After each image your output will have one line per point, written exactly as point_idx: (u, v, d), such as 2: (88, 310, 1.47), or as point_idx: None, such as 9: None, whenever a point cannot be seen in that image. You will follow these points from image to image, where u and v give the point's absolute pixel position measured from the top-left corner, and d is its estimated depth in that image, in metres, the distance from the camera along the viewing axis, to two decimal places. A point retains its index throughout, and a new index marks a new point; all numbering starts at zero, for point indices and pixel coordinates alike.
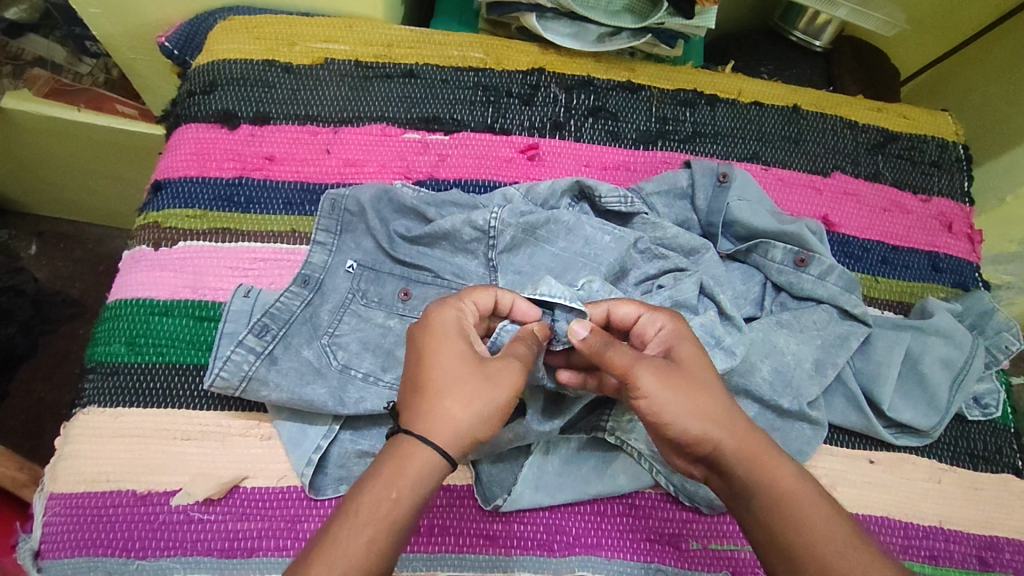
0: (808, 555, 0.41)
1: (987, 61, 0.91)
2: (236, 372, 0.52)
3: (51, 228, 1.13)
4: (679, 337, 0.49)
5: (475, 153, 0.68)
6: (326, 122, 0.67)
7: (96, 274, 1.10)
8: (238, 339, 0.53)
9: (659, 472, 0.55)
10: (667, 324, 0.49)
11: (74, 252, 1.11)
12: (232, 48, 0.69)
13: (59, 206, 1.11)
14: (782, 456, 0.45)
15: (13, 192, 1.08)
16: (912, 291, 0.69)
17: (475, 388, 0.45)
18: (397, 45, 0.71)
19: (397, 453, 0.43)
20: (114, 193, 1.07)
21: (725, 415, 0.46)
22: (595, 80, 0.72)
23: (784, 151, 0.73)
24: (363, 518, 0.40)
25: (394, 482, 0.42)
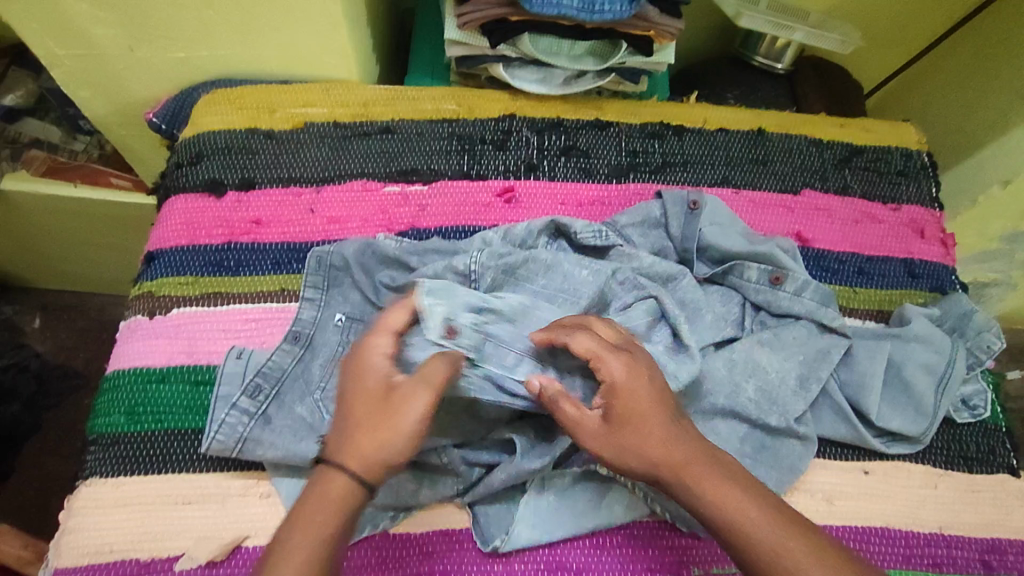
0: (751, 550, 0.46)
1: (944, 68, 0.95)
2: (231, 434, 0.53)
3: (54, 300, 1.16)
4: (625, 386, 0.49)
5: (454, 200, 0.70)
6: (308, 183, 0.70)
7: (99, 342, 1.12)
8: (232, 402, 0.55)
9: (655, 500, 0.56)
10: (615, 372, 0.50)
11: (76, 323, 1.14)
12: (216, 120, 0.72)
13: (60, 278, 1.14)
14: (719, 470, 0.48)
15: (16, 269, 1.11)
16: (891, 299, 0.71)
17: (381, 421, 0.48)
18: (373, 104, 0.74)
19: (320, 479, 0.47)
20: (113, 261, 1.10)
21: (662, 440, 0.49)
22: (565, 121, 0.76)
23: (752, 173, 0.75)
24: (293, 543, 0.45)
25: (318, 505, 0.46)
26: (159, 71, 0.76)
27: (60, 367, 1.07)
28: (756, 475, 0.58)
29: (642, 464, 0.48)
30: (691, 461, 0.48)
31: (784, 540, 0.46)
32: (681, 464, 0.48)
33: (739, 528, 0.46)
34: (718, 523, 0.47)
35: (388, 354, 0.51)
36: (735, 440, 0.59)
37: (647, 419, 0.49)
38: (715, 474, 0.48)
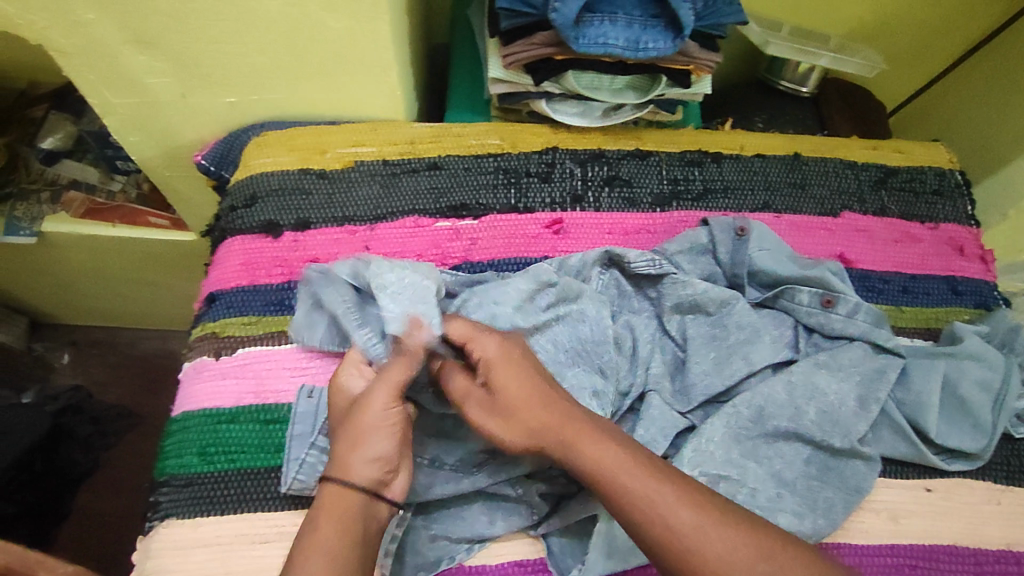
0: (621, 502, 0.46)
1: (966, 88, 0.98)
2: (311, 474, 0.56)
3: (84, 336, 1.17)
4: (497, 360, 0.53)
5: (504, 233, 0.72)
6: (362, 221, 0.71)
7: (130, 376, 1.13)
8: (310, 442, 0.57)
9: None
10: (489, 349, 0.54)
11: (107, 358, 1.15)
12: (269, 162, 0.74)
13: (91, 314, 1.15)
14: (603, 437, 0.49)
15: (49, 308, 1.13)
16: (937, 317, 0.72)
17: (366, 437, 0.50)
18: (420, 141, 0.76)
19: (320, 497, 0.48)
20: (143, 296, 1.11)
21: (527, 401, 0.51)
22: (607, 152, 0.78)
23: (791, 197, 0.77)
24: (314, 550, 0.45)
25: (327, 518, 0.47)
26: (207, 115, 0.78)
27: (112, 408, 1.08)
28: (824, 496, 0.58)
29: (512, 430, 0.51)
30: (563, 424, 0.50)
31: (654, 492, 0.46)
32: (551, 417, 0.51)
33: (611, 481, 0.47)
34: (602, 484, 0.47)
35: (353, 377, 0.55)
36: (799, 461, 0.59)
37: (514, 388, 0.52)
38: (589, 436, 0.49)
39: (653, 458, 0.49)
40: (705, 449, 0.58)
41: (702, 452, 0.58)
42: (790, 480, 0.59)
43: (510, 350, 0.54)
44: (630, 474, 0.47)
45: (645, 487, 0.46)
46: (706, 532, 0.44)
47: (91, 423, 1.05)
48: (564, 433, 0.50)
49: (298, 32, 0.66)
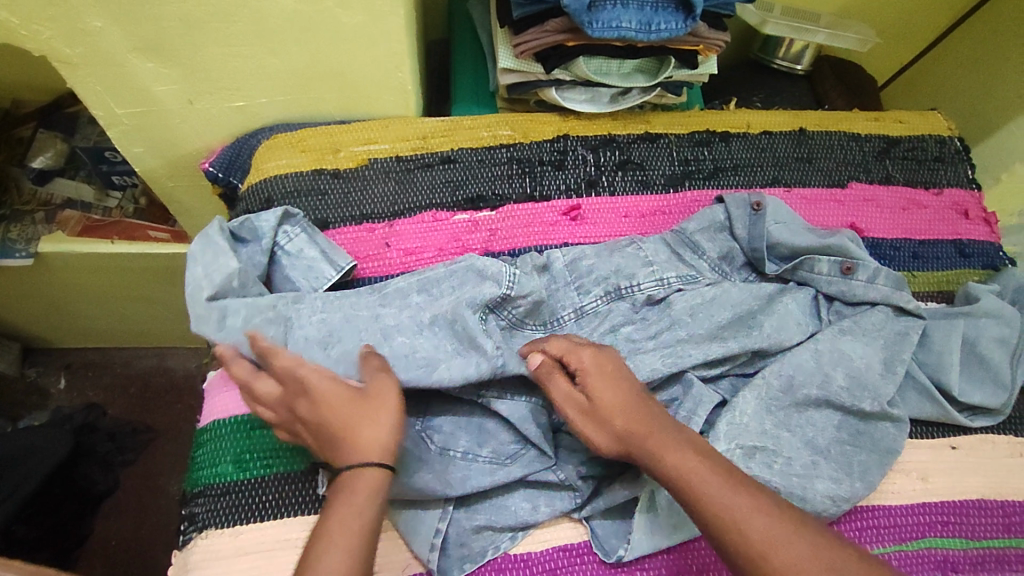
0: (712, 516, 0.46)
1: (954, 59, 1.01)
2: None
3: (78, 358, 1.15)
4: (594, 371, 0.55)
5: (523, 222, 0.72)
6: (380, 218, 0.71)
7: (129, 396, 1.11)
8: None
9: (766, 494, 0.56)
10: (586, 360, 0.55)
11: (102, 379, 1.13)
12: (282, 164, 0.73)
13: (87, 336, 1.13)
14: (684, 447, 0.50)
15: (40, 330, 1.10)
16: (949, 280, 0.74)
17: (364, 419, 0.49)
18: (432, 136, 0.76)
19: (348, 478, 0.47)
20: (139, 314, 1.09)
21: (626, 410, 0.53)
22: (617, 137, 0.78)
23: (800, 171, 0.78)
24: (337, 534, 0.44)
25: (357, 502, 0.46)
26: (214, 121, 0.77)
27: (128, 424, 1.07)
28: (859, 460, 0.60)
29: (603, 437, 0.53)
30: (651, 431, 0.51)
31: (751, 513, 0.46)
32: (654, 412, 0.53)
33: (698, 493, 0.47)
34: (686, 487, 0.48)
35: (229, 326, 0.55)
36: (831, 427, 0.61)
37: (609, 403, 0.53)
38: (693, 449, 0.50)
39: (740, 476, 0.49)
40: (740, 421, 0.59)
41: (737, 425, 0.58)
42: (822, 445, 0.60)
43: (607, 362, 0.55)
44: (714, 487, 0.47)
45: (745, 509, 0.46)
46: (785, 553, 0.44)
47: (109, 439, 1.04)
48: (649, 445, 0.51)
49: (310, 31, 0.65)
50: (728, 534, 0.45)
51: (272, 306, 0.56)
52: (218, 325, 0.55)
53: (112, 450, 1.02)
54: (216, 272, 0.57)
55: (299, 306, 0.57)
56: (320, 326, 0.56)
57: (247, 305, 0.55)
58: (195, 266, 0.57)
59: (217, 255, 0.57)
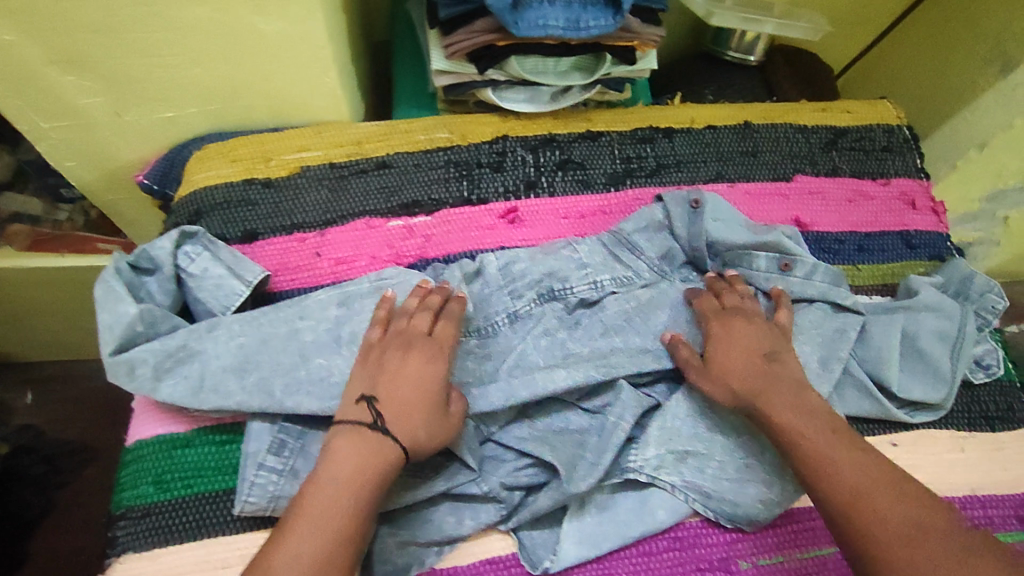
0: (823, 477, 0.51)
1: (909, 44, 1.00)
2: (263, 494, 0.53)
3: (37, 374, 1.11)
4: (724, 335, 0.60)
5: (458, 228, 0.71)
6: (313, 227, 0.69)
7: (89, 412, 1.07)
8: (258, 462, 0.54)
9: (696, 499, 0.57)
10: (717, 327, 0.60)
11: (70, 392, 1.09)
12: (212, 175, 0.71)
13: (47, 349, 1.10)
14: (817, 413, 0.54)
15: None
16: (893, 272, 0.73)
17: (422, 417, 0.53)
18: (366, 141, 0.74)
19: (374, 450, 0.51)
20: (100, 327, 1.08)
21: (752, 369, 0.57)
22: (557, 136, 0.77)
23: (744, 166, 0.77)
24: (328, 481, 0.49)
25: (360, 467, 0.50)
26: (146, 132, 0.75)
27: (67, 444, 1.03)
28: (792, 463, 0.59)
29: (715, 388, 0.58)
30: (767, 389, 0.56)
31: (861, 479, 0.50)
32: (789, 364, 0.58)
33: (810, 455, 0.52)
34: (797, 447, 0.53)
35: (143, 373, 0.55)
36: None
37: (732, 361, 0.58)
38: (801, 414, 0.54)
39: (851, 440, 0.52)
40: (672, 425, 0.59)
41: (668, 430, 0.59)
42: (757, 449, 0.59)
43: (732, 328, 0.60)
44: (842, 459, 0.51)
45: (858, 476, 0.50)
46: (879, 514, 0.48)
47: (44, 462, 1.01)
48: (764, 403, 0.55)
49: (229, 39, 0.63)
50: (826, 486, 0.50)
51: (181, 345, 0.56)
52: (128, 377, 0.55)
53: (50, 471, 1.00)
54: (118, 323, 0.56)
55: (213, 335, 0.57)
56: (236, 352, 0.57)
57: (153, 352, 0.55)
58: (99, 317, 0.56)
59: (117, 304, 0.56)
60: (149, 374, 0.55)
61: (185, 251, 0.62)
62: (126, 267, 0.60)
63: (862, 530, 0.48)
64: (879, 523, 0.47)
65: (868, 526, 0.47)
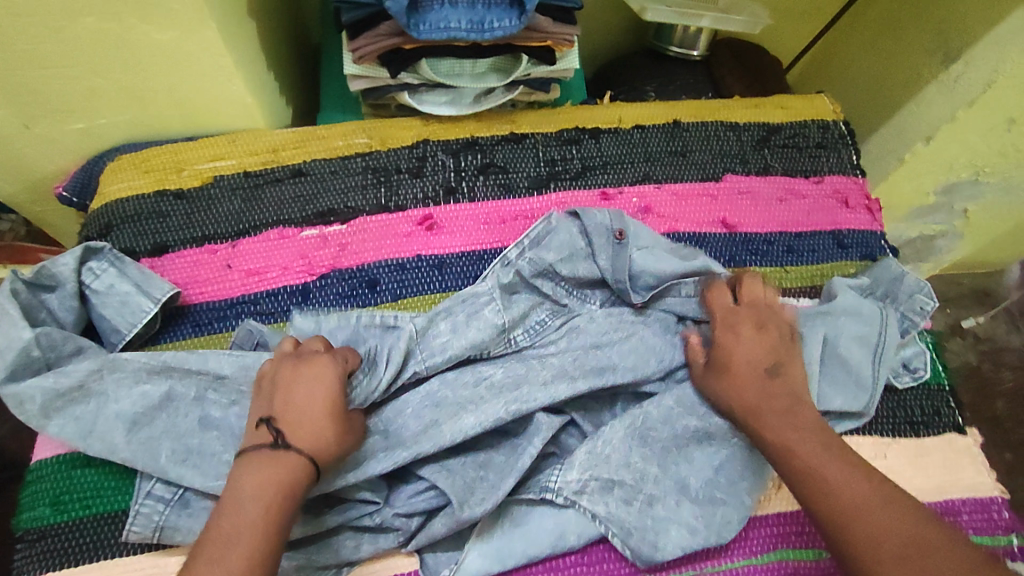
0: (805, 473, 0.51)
1: (857, 34, 0.99)
2: (148, 524, 0.53)
3: None
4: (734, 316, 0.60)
5: (374, 236, 0.69)
6: (223, 238, 0.68)
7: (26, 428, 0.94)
8: (146, 490, 0.54)
9: (616, 534, 0.55)
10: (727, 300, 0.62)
11: None
12: (122, 187, 0.70)
13: None
14: (797, 404, 0.56)
15: None
16: (822, 274, 0.71)
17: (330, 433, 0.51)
18: (283, 148, 0.73)
19: (273, 464, 0.49)
20: None
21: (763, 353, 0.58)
22: (480, 139, 0.75)
23: (672, 166, 0.75)
24: (246, 496, 0.47)
25: (267, 482, 0.48)
26: (56, 147, 0.72)
27: None
28: (716, 509, 0.56)
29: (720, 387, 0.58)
30: (765, 391, 0.56)
31: (838, 473, 0.51)
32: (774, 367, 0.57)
33: (785, 445, 0.53)
34: (777, 444, 0.54)
35: (35, 406, 0.54)
36: (708, 469, 0.58)
37: (735, 349, 0.58)
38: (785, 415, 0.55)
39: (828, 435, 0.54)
40: (601, 451, 0.57)
41: (598, 454, 0.57)
42: (691, 488, 0.57)
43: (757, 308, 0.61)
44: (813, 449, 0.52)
45: (835, 471, 0.51)
46: (859, 509, 0.49)
47: None
48: (759, 412, 0.55)
49: (123, 49, 0.61)
50: (802, 476, 0.51)
51: (82, 381, 0.55)
52: (17, 410, 0.53)
53: None
54: (11, 346, 0.54)
55: (115, 374, 0.56)
56: (138, 400, 0.55)
57: (45, 388, 0.54)
58: None
59: (12, 327, 0.55)
60: (40, 409, 0.54)
61: (90, 268, 0.61)
62: (23, 286, 0.58)
63: (835, 521, 0.49)
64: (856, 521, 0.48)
65: (840, 517, 0.49)
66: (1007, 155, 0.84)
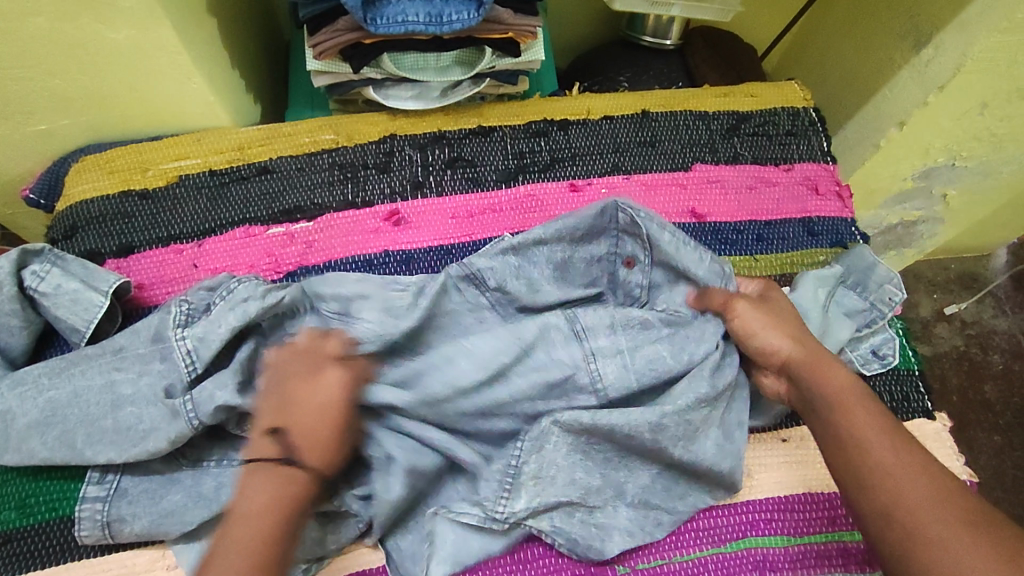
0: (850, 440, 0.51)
1: (832, 19, 0.98)
2: (94, 524, 0.53)
3: None
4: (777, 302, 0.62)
5: (341, 232, 0.69)
6: (189, 237, 0.68)
7: None
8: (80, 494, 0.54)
9: (564, 544, 0.55)
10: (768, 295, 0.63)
11: None
12: (88, 188, 0.69)
13: None
14: (836, 367, 0.56)
15: None
16: (792, 261, 0.71)
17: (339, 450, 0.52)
18: (249, 146, 0.73)
19: (272, 474, 0.50)
20: None
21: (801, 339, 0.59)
22: (447, 133, 0.75)
23: (641, 156, 0.75)
24: (251, 510, 0.48)
25: (270, 497, 0.49)
26: (18, 149, 0.71)
27: None
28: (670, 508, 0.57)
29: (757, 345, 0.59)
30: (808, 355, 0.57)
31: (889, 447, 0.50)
32: (802, 360, 0.57)
33: (838, 407, 0.53)
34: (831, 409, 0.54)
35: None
36: (652, 479, 0.58)
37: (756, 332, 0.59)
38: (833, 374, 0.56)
39: (888, 420, 0.52)
40: (550, 467, 0.55)
41: (545, 478, 0.55)
42: (634, 495, 0.57)
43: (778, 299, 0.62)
44: (862, 419, 0.52)
45: (887, 449, 0.50)
46: (911, 483, 0.48)
47: None
48: (804, 372, 0.56)
49: (78, 49, 0.60)
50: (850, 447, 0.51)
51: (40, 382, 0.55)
52: None
53: None
54: None
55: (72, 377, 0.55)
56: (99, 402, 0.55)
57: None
58: None
59: None
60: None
61: (30, 271, 0.59)
62: None
63: (877, 490, 0.49)
64: (908, 501, 0.47)
65: (885, 487, 0.48)
66: (982, 138, 0.83)
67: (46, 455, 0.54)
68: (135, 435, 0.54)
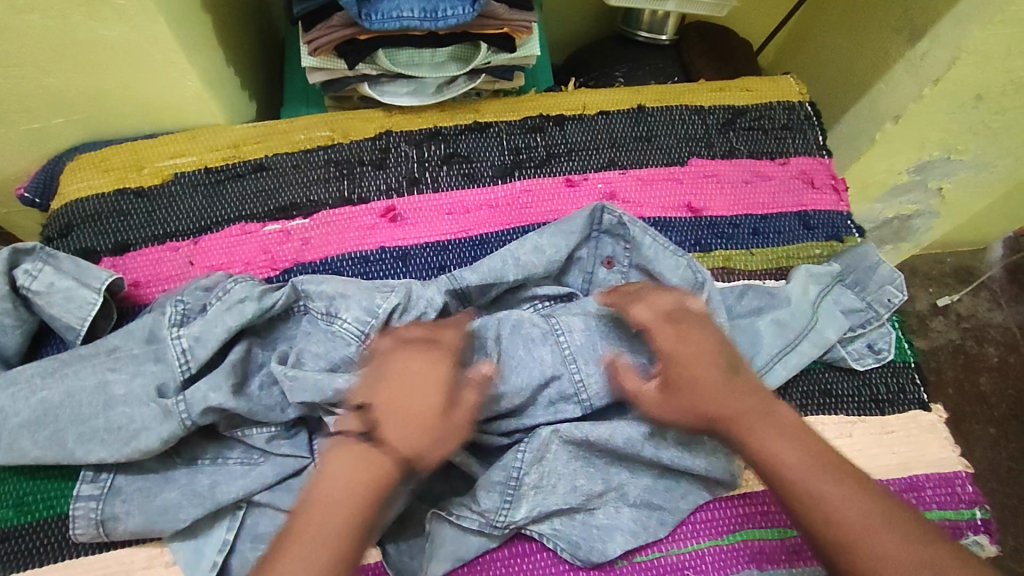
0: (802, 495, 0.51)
1: (828, 13, 0.98)
2: (88, 523, 0.53)
3: None
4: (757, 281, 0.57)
5: (337, 229, 0.69)
6: (186, 235, 0.68)
7: None
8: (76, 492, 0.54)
9: (566, 549, 0.56)
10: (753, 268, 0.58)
11: None
12: (83, 187, 0.69)
13: None
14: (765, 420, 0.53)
15: None
16: (788, 255, 0.71)
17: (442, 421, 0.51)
18: (245, 143, 0.73)
19: (338, 465, 0.49)
20: None
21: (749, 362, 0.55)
22: (443, 129, 0.75)
23: (637, 151, 0.75)
24: (334, 499, 0.48)
25: (341, 498, 0.48)
26: (13, 148, 0.71)
27: None
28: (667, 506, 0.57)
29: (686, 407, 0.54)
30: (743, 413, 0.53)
31: (841, 494, 0.50)
32: (738, 423, 0.53)
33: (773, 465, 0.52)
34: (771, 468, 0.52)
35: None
36: (649, 479, 0.58)
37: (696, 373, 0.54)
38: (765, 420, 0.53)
39: (823, 458, 0.52)
40: (547, 470, 0.55)
41: (542, 489, 0.55)
42: (630, 495, 0.57)
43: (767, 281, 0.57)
44: (802, 467, 0.51)
45: (840, 498, 0.50)
46: (877, 530, 0.48)
47: None
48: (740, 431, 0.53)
49: (71, 48, 0.60)
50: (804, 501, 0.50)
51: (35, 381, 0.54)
52: None
53: None
54: None
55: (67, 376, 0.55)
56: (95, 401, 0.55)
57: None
58: None
59: None
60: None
61: (24, 270, 0.59)
62: None
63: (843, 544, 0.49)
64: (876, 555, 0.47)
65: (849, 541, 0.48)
66: (976, 132, 0.84)
67: (43, 453, 0.54)
68: (129, 433, 0.53)
